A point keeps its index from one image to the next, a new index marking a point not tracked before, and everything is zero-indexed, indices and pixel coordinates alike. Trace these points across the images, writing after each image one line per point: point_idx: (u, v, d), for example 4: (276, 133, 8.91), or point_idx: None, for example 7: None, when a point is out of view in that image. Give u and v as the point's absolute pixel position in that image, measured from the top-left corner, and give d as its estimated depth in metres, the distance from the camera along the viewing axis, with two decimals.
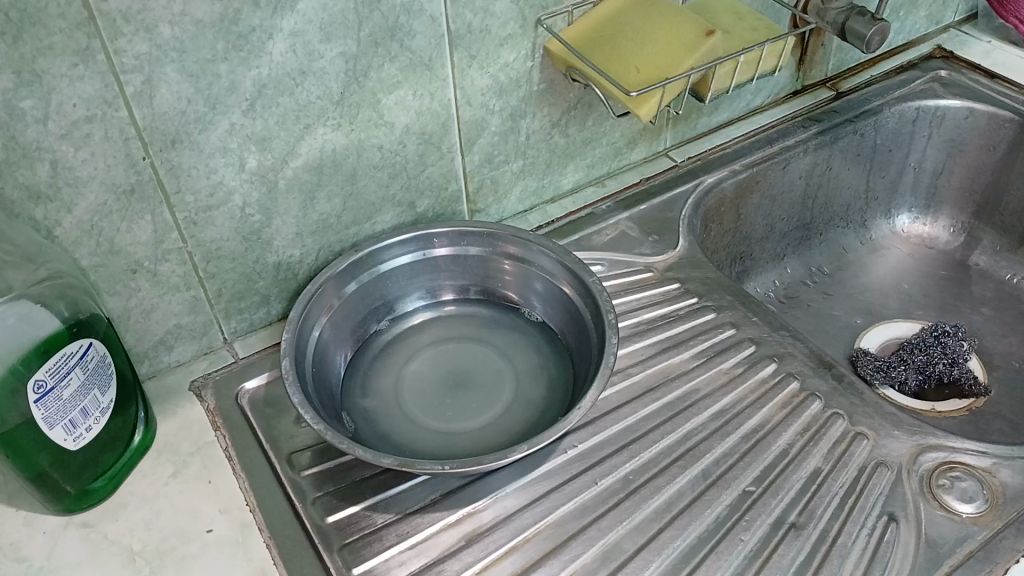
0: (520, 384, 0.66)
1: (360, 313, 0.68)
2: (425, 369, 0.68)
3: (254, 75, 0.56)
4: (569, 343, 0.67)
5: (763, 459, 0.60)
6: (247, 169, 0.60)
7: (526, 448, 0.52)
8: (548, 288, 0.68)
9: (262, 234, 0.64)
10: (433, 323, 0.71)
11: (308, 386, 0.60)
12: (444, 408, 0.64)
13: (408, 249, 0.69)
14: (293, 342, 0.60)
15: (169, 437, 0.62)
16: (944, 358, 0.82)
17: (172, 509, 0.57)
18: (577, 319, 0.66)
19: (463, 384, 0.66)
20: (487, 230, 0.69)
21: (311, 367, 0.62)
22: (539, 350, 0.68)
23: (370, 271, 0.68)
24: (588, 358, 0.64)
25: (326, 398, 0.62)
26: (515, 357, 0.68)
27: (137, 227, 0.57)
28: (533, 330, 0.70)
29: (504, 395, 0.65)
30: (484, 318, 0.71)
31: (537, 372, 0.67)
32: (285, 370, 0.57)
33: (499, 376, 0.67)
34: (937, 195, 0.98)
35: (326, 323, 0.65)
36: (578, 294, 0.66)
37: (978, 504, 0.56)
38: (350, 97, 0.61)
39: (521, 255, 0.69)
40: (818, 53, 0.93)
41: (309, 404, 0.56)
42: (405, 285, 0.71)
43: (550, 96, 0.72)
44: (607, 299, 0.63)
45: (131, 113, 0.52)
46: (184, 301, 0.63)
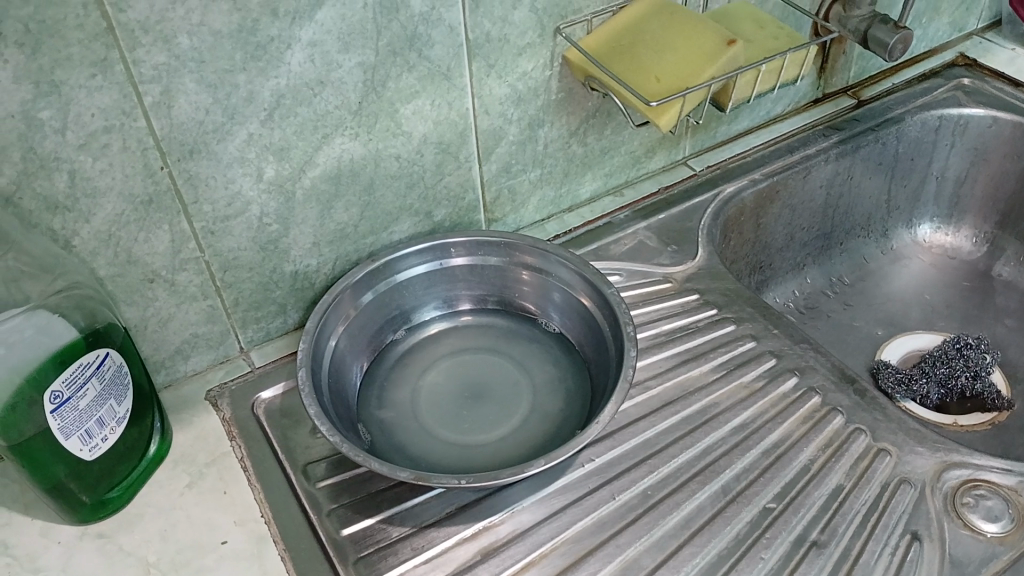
0: (537, 397, 0.65)
1: (376, 322, 0.68)
2: (440, 382, 0.67)
3: (272, 85, 0.55)
4: (587, 355, 0.67)
5: (784, 475, 0.59)
6: (264, 179, 0.59)
7: (543, 464, 0.52)
8: (566, 300, 0.68)
9: (278, 244, 0.63)
10: (450, 332, 0.71)
11: (323, 396, 0.59)
12: (461, 419, 0.64)
13: (424, 259, 0.69)
14: (309, 353, 0.59)
15: (186, 447, 0.62)
16: (967, 371, 0.81)
17: (188, 520, 0.57)
18: (595, 330, 0.65)
19: (479, 397, 0.66)
20: (503, 239, 0.68)
21: (327, 377, 0.62)
22: (555, 362, 0.68)
23: (386, 281, 0.68)
24: (605, 371, 0.63)
25: (343, 410, 0.62)
26: (532, 369, 0.68)
27: (154, 237, 0.57)
28: (551, 341, 0.69)
29: (521, 408, 0.64)
30: (501, 328, 0.71)
31: (555, 384, 0.66)
32: (300, 381, 0.57)
33: (515, 388, 0.66)
34: (960, 204, 0.97)
35: (342, 333, 0.65)
36: (596, 306, 0.65)
37: (1004, 524, 0.55)
38: (368, 107, 0.61)
39: (540, 266, 0.69)
40: (840, 60, 0.92)
41: (325, 416, 0.55)
42: (422, 295, 0.70)
43: (569, 105, 0.72)
44: (625, 310, 0.62)
45: (149, 123, 0.52)
46: (201, 311, 0.63)
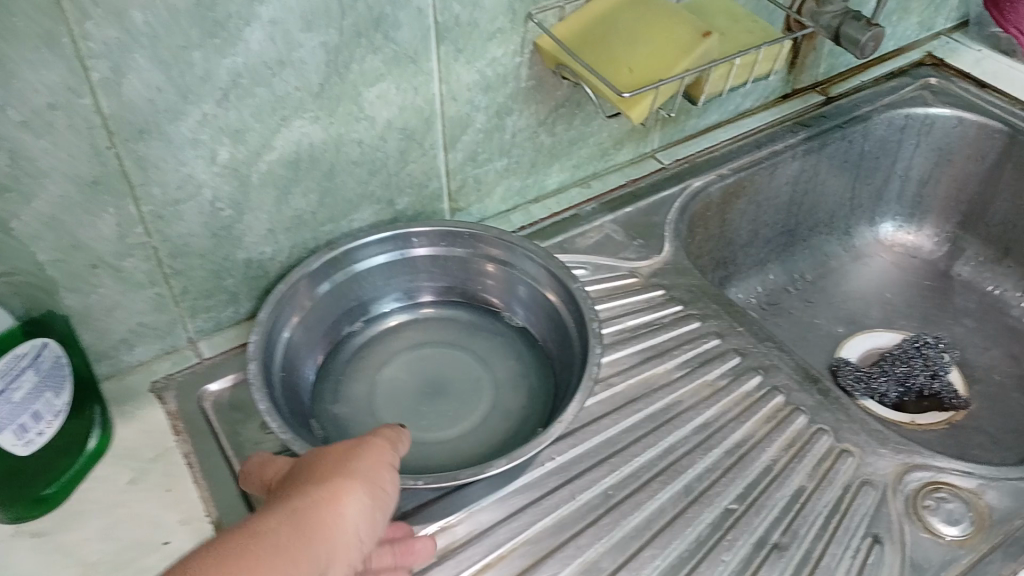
0: (499, 393, 0.64)
1: (333, 314, 0.66)
2: (399, 376, 0.65)
3: (229, 64, 0.53)
4: (550, 351, 0.66)
5: (746, 475, 0.58)
6: (219, 162, 0.57)
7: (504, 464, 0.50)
8: (530, 294, 0.67)
9: (232, 230, 0.61)
10: (410, 325, 0.69)
11: (276, 391, 0.57)
12: (420, 415, 0.62)
13: (385, 249, 0.67)
14: (261, 346, 0.57)
15: (129, 441, 0.60)
16: (925, 371, 0.82)
17: (130, 518, 0.55)
18: (560, 326, 0.64)
19: (439, 391, 0.64)
20: (467, 230, 0.67)
21: (280, 370, 0.60)
22: (518, 358, 0.66)
23: (345, 271, 0.65)
24: (569, 367, 0.62)
25: (296, 405, 0.60)
26: (494, 364, 0.66)
27: (100, 221, 0.55)
28: (514, 336, 0.68)
29: (483, 404, 0.63)
30: (463, 322, 0.69)
31: (517, 381, 0.65)
32: (250, 375, 0.55)
33: (477, 384, 0.64)
34: (923, 204, 0.97)
35: (296, 325, 0.63)
36: (561, 302, 0.64)
37: (964, 527, 0.55)
38: (330, 90, 0.58)
39: (505, 259, 0.67)
40: (809, 56, 0.91)
41: (276, 411, 0.53)
42: (382, 286, 0.68)
43: (538, 94, 0.70)
44: (591, 306, 0.61)
45: (97, 101, 0.49)
46: (149, 299, 0.61)
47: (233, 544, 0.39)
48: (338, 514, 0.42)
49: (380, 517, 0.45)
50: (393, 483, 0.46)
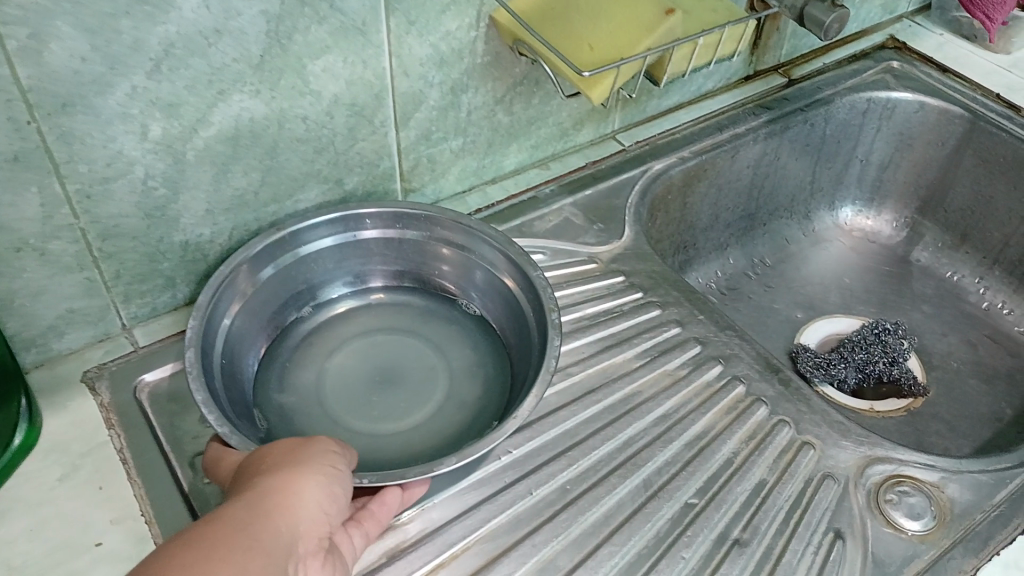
0: (454, 383, 0.61)
1: (279, 298, 0.63)
2: (348, 365, 0.62)
3: (160, 33, 0.49)
4: (508, 340, 0.63)
5: (706, 469, 0.57)
6: (151, 139, 0.53)
7: (456, 461, 0.48)
8: (487, 280, 0.64)
9: (167, 211, 0.57)
10: (361, 310, 0.66)
11: (215, 380, 0.54)
12: (369, 407, 0.59)
13: (334, 231, 0.63)
14: (199, 333, 0.53)
15: (58, 436, 0.56)
16: (884, 358, 0.81)
17: (58, 519, 0.51)
18: (518, 314, 0.61)
19: (390, 381, 0.61)
20: (420, 212, 0.64)
21: (220, 359, 0.56)
22: (474, 346, 0.64)
23: (291, 254, 0.62)
24: (526, 357, 0.59)
25: (237, 395, 0.56)
26: (449, 353, 0.63)
27: (21, 200, 0.50)
28: (469, 323, 0.65)
29: (436, 395, 0.60)
30: (416, 308, 0.66)
31: (473, 371, 0.62)
32: (187, 364, 0.51)
33: (430, 373, 0.62)
34: (882, 188, 0.97)
35: (238, 310, 0.59)
36: (519, 288, 0.61)
37: (926, 522, 0.54)
38: (272, 61, 0.55)
39: (461, 243, 0.64)
40: (772, 37, 0.89)
41: (214, 402, 0.50)
42: (331, 270, 0.65)
43: (495, 70, 0.67)
44: (550, 294, 0.59)
45: (14, 71, 0.45)
46: (78, 284, 0.57)
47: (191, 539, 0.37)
48: (289, 513, 0.40)
49: (340, 497, 0.43)
50: (346, 467, 0.45)
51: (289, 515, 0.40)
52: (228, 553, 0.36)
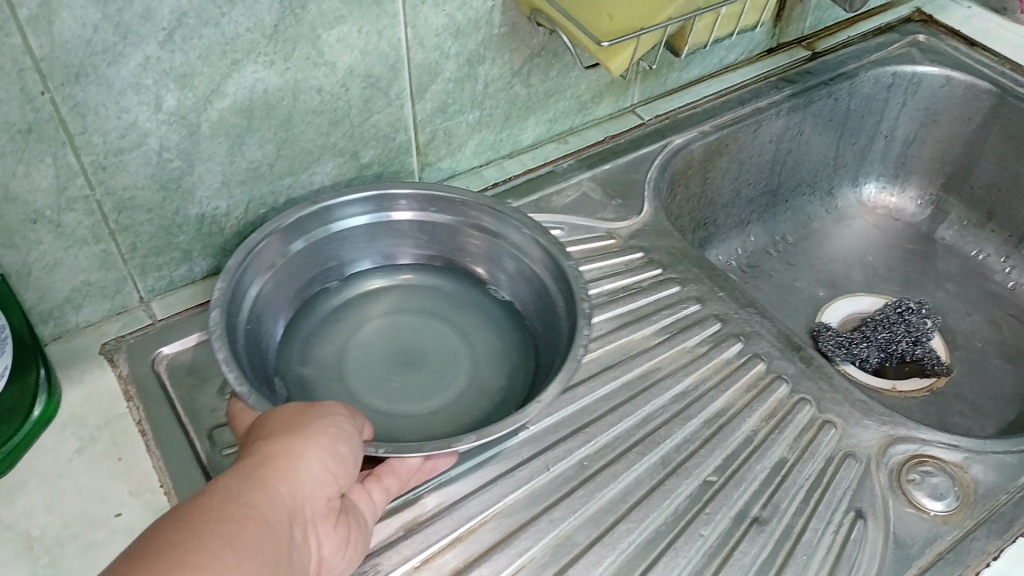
0: (478, 369, 0.60)
1: (307, 270, 0.63)
2: (372, 343, 0.62)
3: (172, 1, 0.48)
4: (535, 330, 0.62)
5: (726, 447, 0.56)
6: (164, 110, 0.52)
7: (475, 440, 0.47)
8: (517, 269, 0.63)
9: (183, 183, 0.57)
10: (387, 291, 0.65)
11: (236, 342, 0.53)
12: (392, 387, 0.59)
13: (367, 209, 0.63)
14: (226, 295, 0.53)
15: (76, 408, 0.56)
16: (908, 337, 0.79)
17: (76, 491, 0.52)
18: (548, 304, 0.61)
19: (413, 363, 0.61)
20: (455, 196, 0.63)
21: (244, 324, 0.56)
22: (499, 334, 0.63)
23: (322, 227, 0.62)
24: (554, 346, 0.59)
25: (258, 361, 0.56)
26: (474, 339, 0.62)
27: (36, 172, 0.50)
28: (496, 311, 0.64)
29: (460, 380, 0.60)
30: (443, 292, 0.66)
31: (498, 358, 0.61)
32: (211, 323, 0.51)
33: (454, 358, 0.61)
34: (907, 165, 0.95)
35: (265, 279, 0.59)
36: (550, 276, 0.61)
37: (949, 502, 0.53)
38: (285, 31, 0.54)
39: (492, 228, 0.64)
40: (795, 9, 0.88)
41: (235, 361, 0.50)
42: (362, 249, 0.65)
43: (512, 41, 0.66)
44: (584, 286, 0.58)
45: (26, 40, 0.45)
46: (93, 257, 0.56)
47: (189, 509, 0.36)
48: (287, 479, 0.40)
49: (345, 459, 0.43)
50: (352, 429, 0.45)
51: (290, 478, 0.40)
52: (225, 512, 0.36)
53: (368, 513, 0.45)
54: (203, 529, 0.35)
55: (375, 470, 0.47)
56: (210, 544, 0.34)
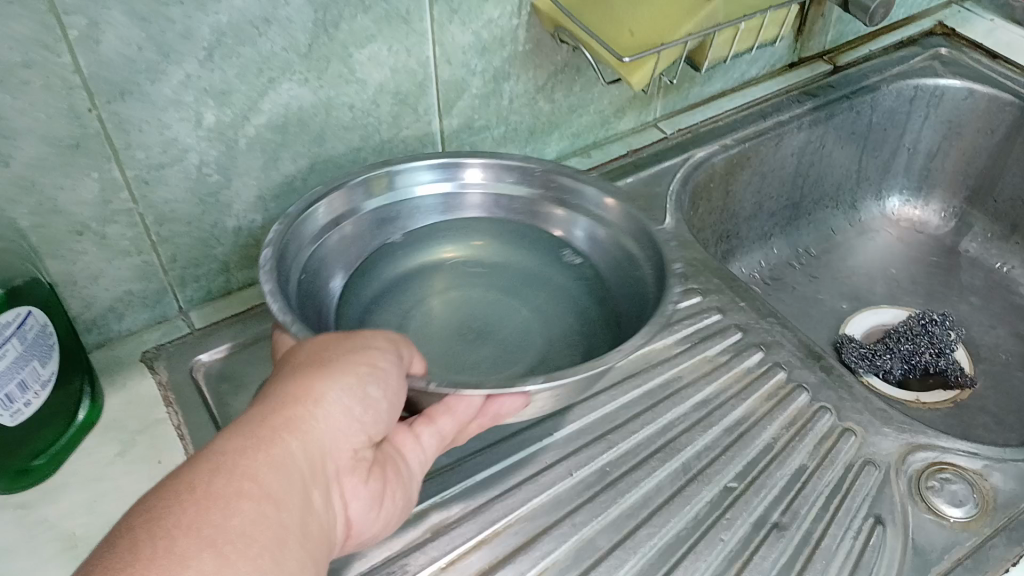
0: (552, 346, 0.58)
1: (374, 231, 0.62)
2: (437, 310, 0.60)
3: (212, 22, 0.51)
4: (619, 306, 0.59)
5: (746, 454, 0.57)
6: (204, 126, 0.55)
7: (543, 381, 0.44)
8: (607, 244, 0.62)
9: (221, 196, 0.59)
10: (460, 261, 0.63)
11: (289, 288, 0.52)
12: (461, 359, 0.56)
13: (437, 171, 0.63)
14: (283, 236, 0.52)
15: (117, 413, 0.58)
16: (931, 348, 0.80)
17: (117, 492, 0.54)
18: (635, 273, 0.59)
19: (482, 337, 0.58)
20: (534, 164, 0.63)
21: (302, 272, 0.55)
22: (576, 315, 0.60)
23: (391, 188, 0.62)
24: (637, 319, 0.56)
25: (313, 312, 0.54)
26: (549, 318, 0.60)
27: (82, 185, 0.53)
28: (574, 288, 0.61)
29: (532, 354, 0.57)
30: (517, 268, 0.63)
31: (575, 335, 0.58)
32: (264, 258, 0.50)
33: (526, 333, 0.59)
34: (930, 177, 0.95)
35: (331, 233, 0.58)
36: (643, 248, 0.59)
37: (968, 509, 0.53)
38: (319, 50, 0.56)
39: (571, 203, 0.64)
40: (817, 23, 0.89)
41: (282, 296, 0.48)
42: (435, 215, 0.64)
43: (536, 58, 0.68)
44: (673, 251, 0.57)
45: (75, 59, 0.47)
46: (135, 267, 0.59)
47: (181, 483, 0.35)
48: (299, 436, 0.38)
49: (371, 400, 0.41)
50: (387, 363, 0.42)
51: (300, 432, 0.38)
52: (215, 484, 0.34)
53: (417, 462, 0.44)
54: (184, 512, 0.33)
55: (427, 411, 0.45)
56: (190, 528, 0.32)
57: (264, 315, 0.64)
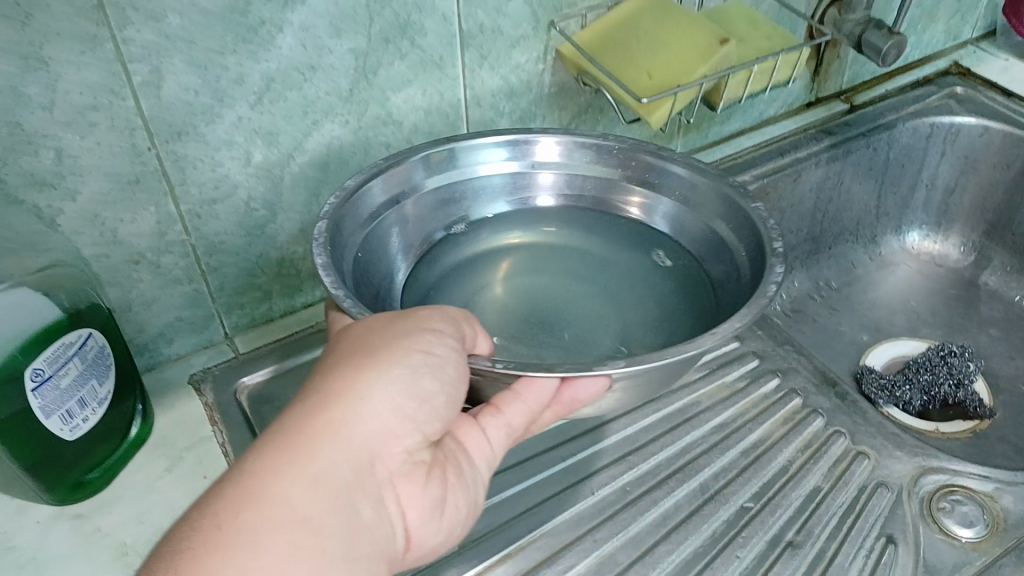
0: (628, 334, 0.58)
1: (437, 208, 0.63)
2: (504, 295, 0.61)
3: (262, 69, 0.55)
4: (715, 290, 0.59)
5: (763, 475, 0.59)
6: (252, 164, 0.59)
7: (622, 366, 0.43)
8: (695, 226, 0.62)
9: (266, 229, 0.63)
10: (526, 249, 0.64)
11: (343, 263, 0.53)
12: (541, 342, 0.57)
13: (503, 148, 0.63)
14: (337, 210, 0.53)
15: (166, 431, 0.62)
16: (949, 380, 0.82)
17: (165, 504, 0.57)
18: (727, 255, 0.59)
19: (551, 323, 0.59)
20: (612, 142, 0.63)
21: (360, 247, 0.56)
22: (656, 300, 0.60)
23: (453, 166, 0.62)
24: (735, 306, 0.56)
25: (367, 288, 0.55)
26: (625, 305, 0.60)
27: (140, 218, 0.57)
28: (655, 276, 0.62)
29: (608, 339, 0.57)
30: (594, 253, 0.64)
31: (655, 324, 0.58)
32: (316, 231, 0.50)
33: (600, 319, 0.59)
34: (949, 213, 0.97)
35: (393, 209, 0.59)
36: (735, 228, 0.58)
37: (979, 529, 0.56)
38: (359, 94, 0.61)
39: (655, 181, 0.64)
40: (833, 64, 0.92)
41: (333, 269, 0.48)
42: (501, 194, 0.65)
43: (561, 100, 0.72)
44: (770, 227, 0.55)
45: (138, 103, 0.52)
46: (185, 294, 0.63)
47: (231, 486, 0.37)
48: (346, 436, 0.39)
49: (425, 393, 0.42)
50: (442, 352, 0.43)
51: (347, 432, 0.39)
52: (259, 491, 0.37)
53: (478, 451, 0.46)
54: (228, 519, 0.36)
55: (493, 402, 0.46)
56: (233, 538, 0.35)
57: (305, 342, 0.68)
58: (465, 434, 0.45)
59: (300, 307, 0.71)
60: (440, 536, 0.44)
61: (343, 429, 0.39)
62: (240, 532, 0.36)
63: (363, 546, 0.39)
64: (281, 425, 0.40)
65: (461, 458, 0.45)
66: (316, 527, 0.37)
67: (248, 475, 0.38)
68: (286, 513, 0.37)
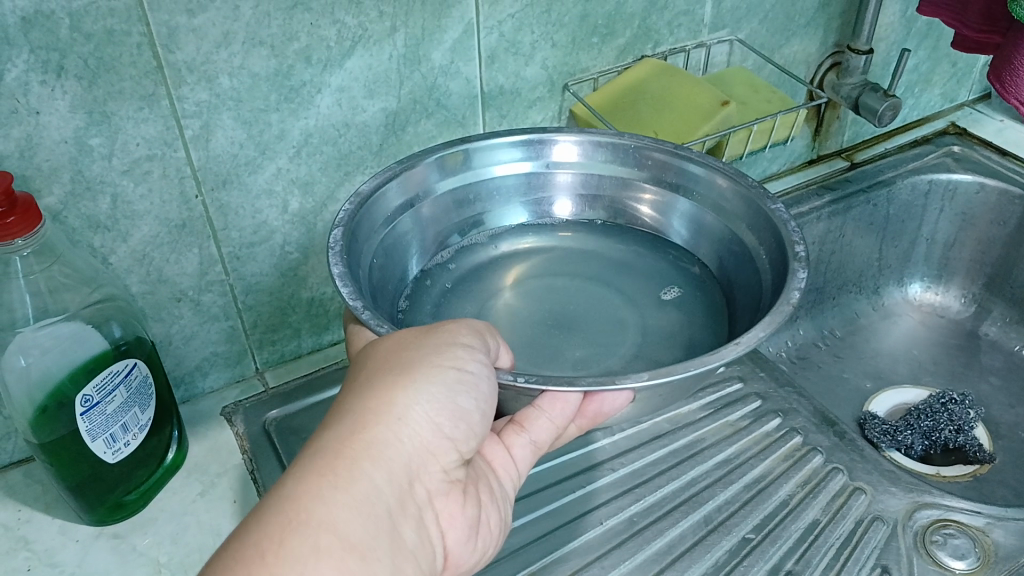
0: (646, 340, 0.59)
1: (452, 208, 0.64)
2: (526, 297, 0.63)
3: (302, 125, 0.61)
4: (734, 297, 0.60)
5: (764, 508, 0.62)
6: (290, 211, 0.65)
7: (647, 378, 0.43)
8: (715, 227, 0.62)
9: (297, 271, 0.68)
10: (542, 253, 0.66)
11: (361, 271, 0.54)
12: (560, 351, 0.58)
13: (517, 150, 0.64)
14: (351, 217, 0.54)
15: (199, 458, 0.66)
16: (950, 425, 0.84)
17: (198, 526, 0.61)
18: (748, 263, 0.59)
19: (570, 326, 0.61)
20: (629, 140, 0.64)
21: (377, 248, 0.58)
22: (678, 306, 0.62)
23: (467, 167, 0.64)
24: (755, 310, 0.56)
25: (381, 291, 0.57)
26: (644, 308, 0.62)
27: (184, 259, 0.62)
28: (671, 283, 0.64)
29: (627, 341, 0.59)
30: (614, 257, 0.66)
31: (670, 331, 0.60)
32: (332, 239, 0.52)
33: (618, 324, 0.61)
34: (949, 266, 1.01)
35: (409, 211, 0.61)
36: (758, 233, 0.58)
37: (970, 561, 0.59)
38: (388, 148, 0.66)
39: (670, 181, 0.64)
40: (833, 124, 0.98)
41: (350, 278, 0.49)
42: (516, 195, 0.67)
43: None
44: (792, 229, 0.55)
45: (188, 154, 0.57)
46: (222, 330, 0.68)
47: (280, 500, 0.38)
48: (386, 456, 0.41)
49: (459, 411, 0.44)
50: (475, 366, 0.45)
51: (388, 451, 0.41)
52: (307, 507, 0.38)
53: (505, 465, 0.50)
54: (279, 536, 0.37)
55: (516, 419, 0.50)
56: (284, 553, 0.36)
57: (329, 376, 0.72)
58: (492, 453, 0.50)
59: (326, 345, 0.75)
60: (474, 554, 0.48)
61: (385, 449, 0.41)
62: (294, 561, 0.36)
63: (408, 569, 0.41)
64: (318, 447, 0.41)
65: (490, 477, 0.49)
66: (366, 554, 0.38)
67: (296, 489, 0.39)
68: (337, 539, 0.38)
